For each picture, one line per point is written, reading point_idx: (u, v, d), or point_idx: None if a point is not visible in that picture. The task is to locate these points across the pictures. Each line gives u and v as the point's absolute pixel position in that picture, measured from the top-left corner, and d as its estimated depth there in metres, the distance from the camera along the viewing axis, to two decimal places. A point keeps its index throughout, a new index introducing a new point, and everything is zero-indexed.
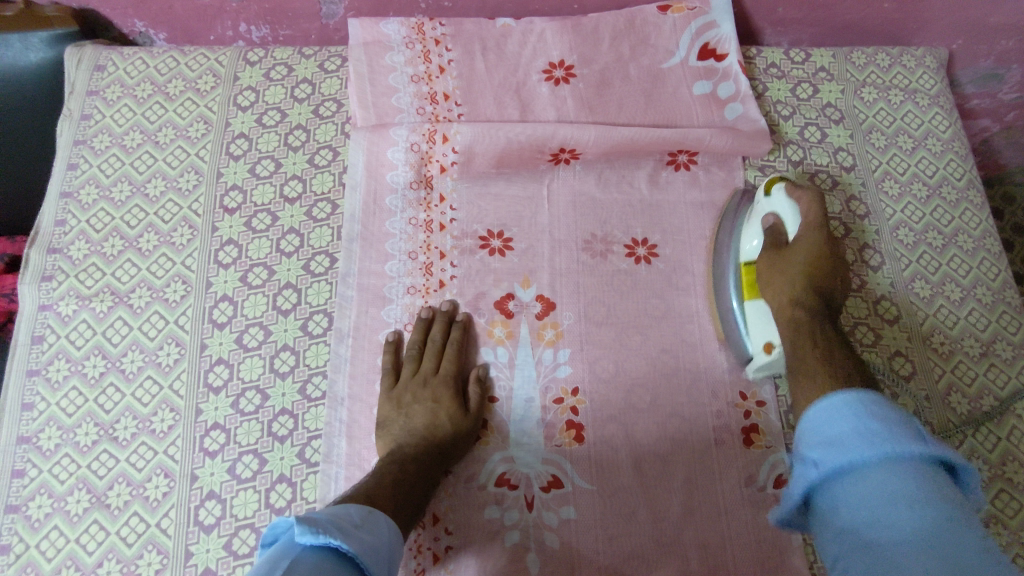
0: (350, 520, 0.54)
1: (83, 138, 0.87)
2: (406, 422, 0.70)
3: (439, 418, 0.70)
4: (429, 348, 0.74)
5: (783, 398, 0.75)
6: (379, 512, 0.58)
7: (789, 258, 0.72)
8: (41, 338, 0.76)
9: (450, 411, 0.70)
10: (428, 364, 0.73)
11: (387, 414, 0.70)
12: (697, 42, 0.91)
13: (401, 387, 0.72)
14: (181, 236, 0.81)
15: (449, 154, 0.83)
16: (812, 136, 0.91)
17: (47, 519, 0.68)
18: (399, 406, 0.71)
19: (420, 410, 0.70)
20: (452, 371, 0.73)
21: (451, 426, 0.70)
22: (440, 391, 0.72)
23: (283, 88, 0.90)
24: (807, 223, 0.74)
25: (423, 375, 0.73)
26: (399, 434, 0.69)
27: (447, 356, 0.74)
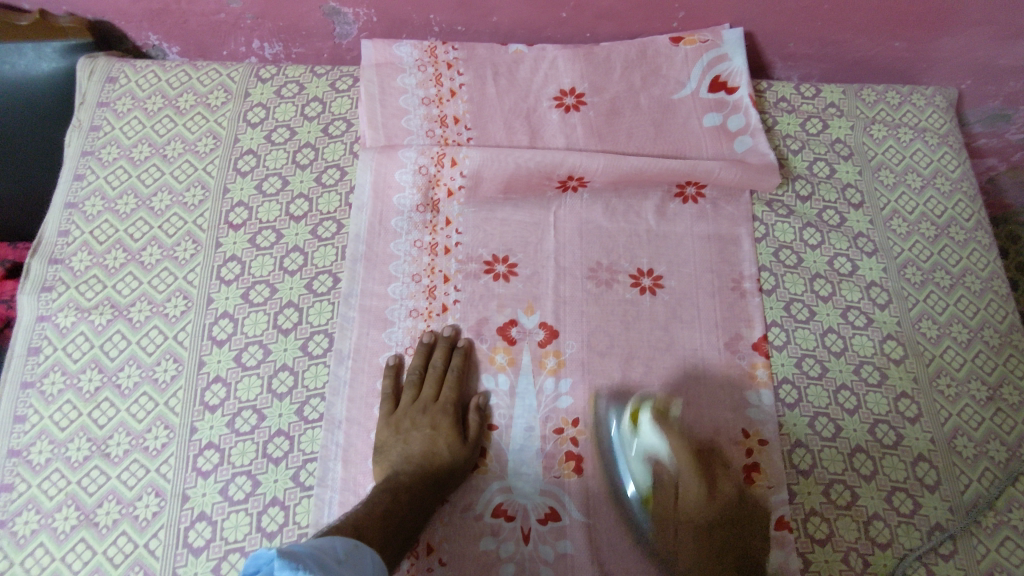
0: (333, 555, 0.53)
1: (91, 148, 0.87)
2: (404, 449, 0.69)
3: (437, 445, 0.69)
4: (430, 374, 0.73)
5: (785, 438, 0.75)
6: (365, 546, 0.58)
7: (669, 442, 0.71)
8: (38, 350, 0.75)
9: (449, 438, 0.69)
10: (428, 390, 0.73)
11: (385, 439, 0.70)
12: (708, 74, 0.92)
13: (401, 413, 0.71)
14: (184, 251, 0.80)
15: (457, 177, 0.82)
16: (820, 171, 0.91)
17: (33, 536, 0.67)
18: (397, 432, 0.70)
19: (419, 437, 0.69)
20: (452, 399, 0.72)
21: (448, 454, 0.69)
22: (439, 418, 0.71)
23: (294, 106, 0.90)
24: (683, 456, 0.71)
25: (423, 401, 0.72)
26: (396, 461, 0.68)
27: (448, 383, 0.73)
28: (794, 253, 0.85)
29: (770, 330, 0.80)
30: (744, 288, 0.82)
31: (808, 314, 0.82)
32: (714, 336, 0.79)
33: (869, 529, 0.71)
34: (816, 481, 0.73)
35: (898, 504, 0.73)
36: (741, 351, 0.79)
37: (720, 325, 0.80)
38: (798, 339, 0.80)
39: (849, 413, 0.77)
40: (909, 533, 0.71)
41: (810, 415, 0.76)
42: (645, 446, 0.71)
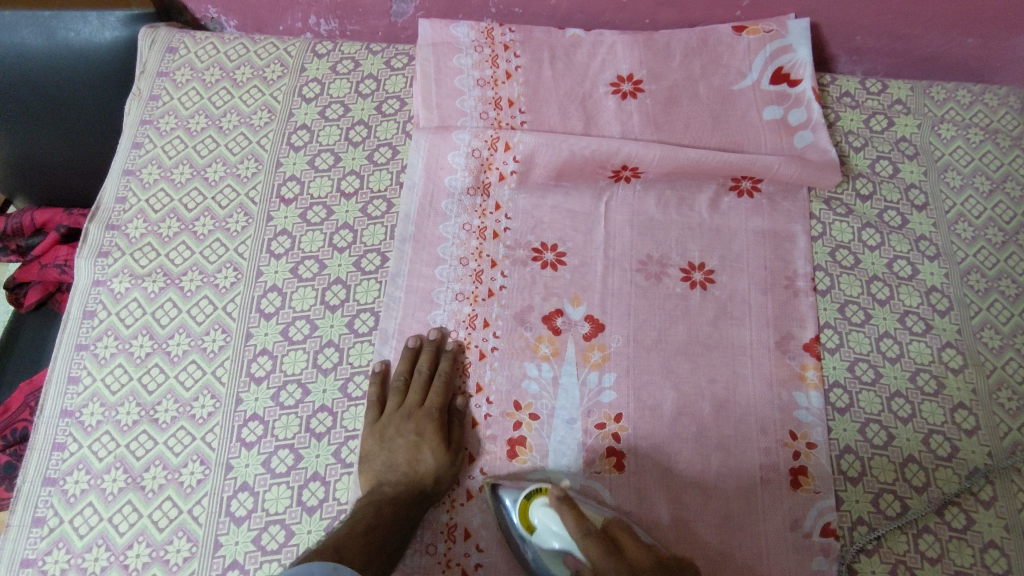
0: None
1: (149, 118, 0.88)
2: (388, 457, 0.68)
3: (422, 453, 0.68)
4: (415, 380, 0.72)
5: (834, 442, 0.73)
6: (345, 567, 0.56)
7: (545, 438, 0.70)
8: (92, 314, 0.76)
9: (434, 446, 0.68)
10: (413, 397, 0.71)
11: (370, 448, 0.68)
12: (770, 65, 0.89)
13: (385, 420, 0.70)
14: (236, 223, 0.81)
15: (510, 162, 0.82)
16: (883, 170, 0.88)
17: (83, 495, 0.68)
18: (382, 439, 0.69)
19: (403, 445, 0.68)
20: (437, 405, 0.71)
21: (434, 461, 0.68)
22: (424, 424, 0.69)
23: (348, 82, 0.90)
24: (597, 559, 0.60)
25: (408, 408, 0.71)
26: (380, 470, 0.67)
27: (434, 389, 0.71)
28: (851, 254, 0.83)
29: (823, 332, 0.78)
30: (798, 287, 0.80)
31: (863, 317, 0.79)
32: (765, 335, 0.77)
33: (918, 542, 0.69)
34: (865, 489, 0.71)
35: (950, 519, 0.70)
36: (792, 350, 0.77)
37: (771, 323, 0.78)
38: (852, 342, 0.78)
39: (901, 421, 0.74)
40: (960, 549, 0.69)
41: (861, 421, 0.74)
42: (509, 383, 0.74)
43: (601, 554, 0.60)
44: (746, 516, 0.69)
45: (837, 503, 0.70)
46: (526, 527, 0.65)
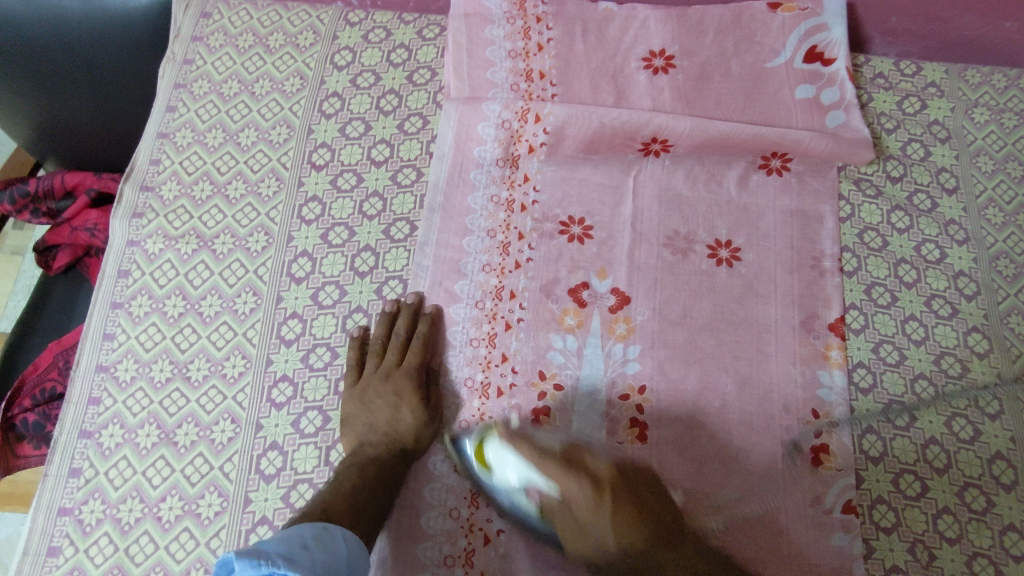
0: (300, 543, 0.54)
1: (183, 81, 0.89)
2: (369, 418, 0.69)
3: (401, 412, 0.69)
4: (393, 343, 0.72)
5: (857, 422, 0.73)
6: (333, 526, 0.58)
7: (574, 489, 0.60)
8: (127, 273, 0.78)
9: (412, 406, 0.69)
10: (391, 358, 0.72)
11: (351, 410, 0.69)
12: (805, 44, 0.88)
13: (364, 382, 0.71)
14: (267, 187, 0.82)
15: (539, 134, 0.82)
16: (915, 153, 0.87)
17: (117, 448, 0.70)
18: (362, 401, 0.69)
19: (382, 406, 0.69)
20: (415, 365, 0.71)
21: (413, 420, 0.69)
22: (402, 384, 0.70)
23: (380, 51, 0.90)
24: (564, 483, 0.60)
25: (386, 369, 0.71)
26: (362, 431, 0.68)
27: (411, 350, 0.72)
28: (879, 235, 0.82)
29: (848, 313, 0.78)
30: (825, 267, 0.80)
31: (889, 299, 0.79)
32: (790, 313, 0.77)
33: (938, 522, 0.69)
34: (886, 469, 0.72)
35: (970, 500, 0.70)
36: (816, 330, 0.77)
37: (797, 302, 0.78)
38: (878, 323, 0.78)
39: (924, 403, 0.74)
40: (979, 531, 0.69)
41: (884, 402, 0.74)
42: (508, 477, 0.64)
43: (569, 484, 0.59)
44: (767, 491, 0.70)
45: (858, 481, 0.71)
46: (485, 470, 0.66)
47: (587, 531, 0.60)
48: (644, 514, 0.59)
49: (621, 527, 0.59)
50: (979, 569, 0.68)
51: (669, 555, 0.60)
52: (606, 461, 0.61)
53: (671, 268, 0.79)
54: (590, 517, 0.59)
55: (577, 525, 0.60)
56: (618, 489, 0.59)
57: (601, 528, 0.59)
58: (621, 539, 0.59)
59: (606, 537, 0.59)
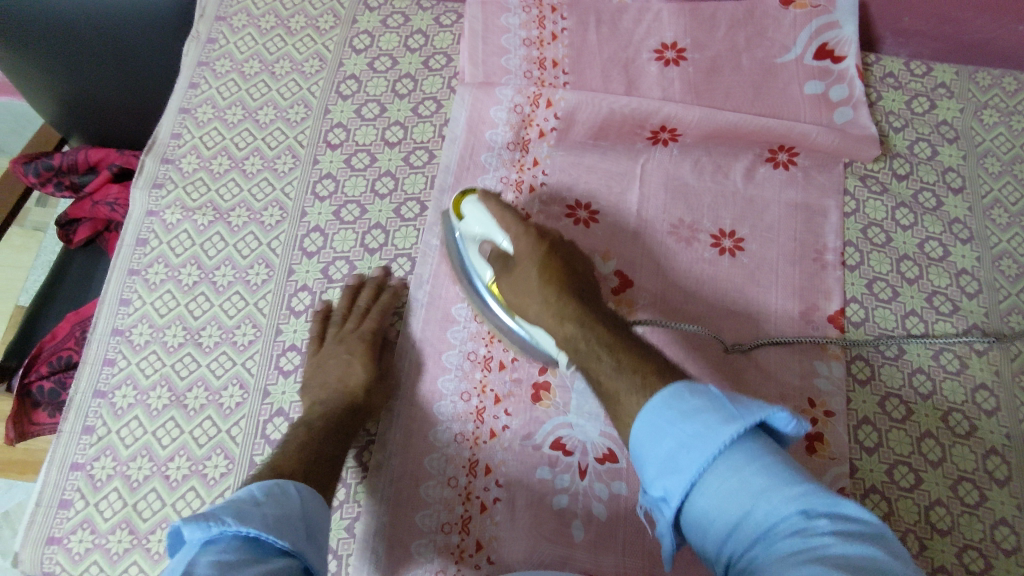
0: (251, 500, 0.51)
1: (205, 60, 0.91)
2: (323, 377, 0.70)
3: (353, 368, 0.70)
4: (353, 312, 0.75)
5: (853, 412, 0.74)
6: (286, 482, 0.55)
7: (517, 274, 0.64)
8: (145, 241, 0.80)
9: (366, 363, 0.71)
10: (350, 325, 0.74)
11: (308, 374, 0.71)
12: (815, 41, 0.89)
13: (322, 348, 0.72)
14: (284, 164, 0.84)
15: (550, 119, 0.84)
16: (922, 152, 0.88)
17: (129, 409, 0.72)
18: (318, 365, 0.71)
19: (335, 365, 0.70)
20: (370, 329, 0.73)
21: (365, 375, 0.70)
22: (354, 344, 0.72)
23: (398, 36, 0.92)
24: (514, 232, 0.66)
25: (342, 333, 0.73)
26: (315, 390, 0.69)
27: (370, 315, 0.74)
28: (883, 231, 0.83)
29: (849, 306, 0.79)
30: (827, 260, 0.81)
31: (891, 294, 0.80)
32: (790, 304, 0.78)
33: (929, 514, 0.70)
34: (880, 460, 0.72)
35: (963, 494, 0.71)
36: (816, 321, 0.78)
37: (798, 293, 0.79)
38: (878, 317, 0.79)
39: (921, 397, 0.75)
40: (971, 523, 0.70)
41: (880, 394, 0.75)
42: (475, 233, 0.70)
43: (516, 230, 0.66)
44: None
45: (852, 469, 0.71)
46: (458, 217, 0.72)
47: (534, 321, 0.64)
48: (569, 277, 0.62)
49: (551, 303, 0.60)
50: (969, 562, 0.68)
51: (584, 308, 0.59)
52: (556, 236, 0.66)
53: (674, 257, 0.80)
54: (526, 260, 0.64)
55: (519, 270, 0.64)
56: (557, 250, 0.65)
57: (530, 276, 0.63)
58: (546, 293, 0.61)
59: (534, 291, 0.62)
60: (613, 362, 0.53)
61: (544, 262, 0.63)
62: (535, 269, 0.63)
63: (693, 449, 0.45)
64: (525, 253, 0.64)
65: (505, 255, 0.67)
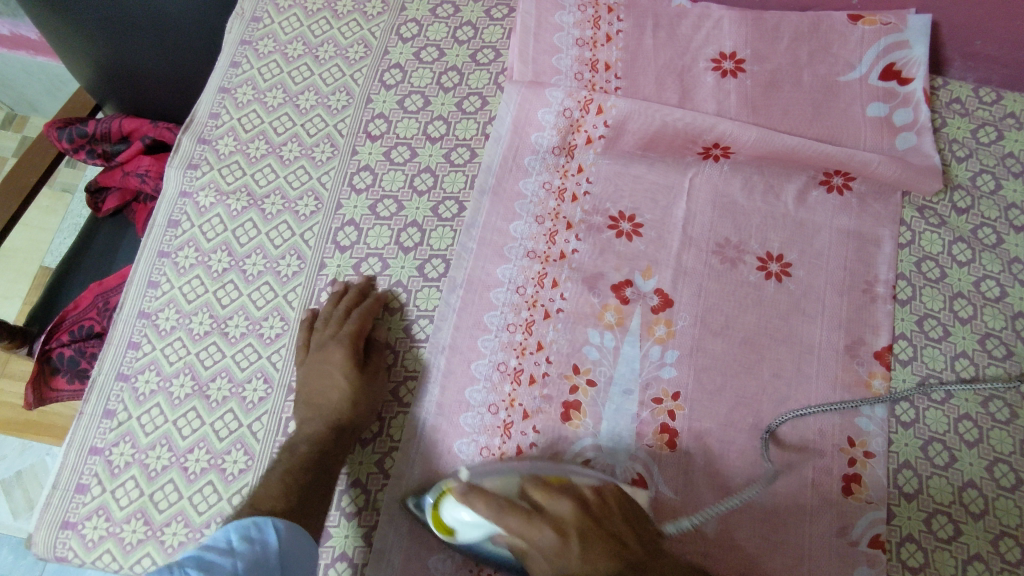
0: (222, 548, 0.52)
1: (248, 39, 0.89)
2: (308, 391, 0.68)
3: (335, 382, 0.67)
4: (334, 316, 0.72)
5: (893, 455, 0.71)
6: (269, 519, 0.56)
7: (546, 545, 0.57)
8: (177, 223, 0.79)
9: (345, 372, 0.68)
10: (330, 329, 0.71)
11: (301, 385, 0.69)
12: (883, 60, 0.85)
13: (309, 357, 0.70)
14: (322, 152, 0.82)
15: (600, 127, 0.80)
16: (985, 185, 0.84)
17: (151, 395, 0.71)
18: (307, 375, 0.69)
19: (320, 379, 0.68)
20: (350, 333, 0.70)
21: (346, 388, 0.67)
22: (335, 353, 0.69)
23: (446, 27, 0.89)
24: (532, 534, 0.57)
25: (324, 340, 0.70)
26: (303, 406, 0.68)
27: (350, 319, 0.71)
28: (938, 266, 0.79)
29: (896, 342, 0.76)
30: (877, 292, 0.77)
31: (941, 333, 0.77)
32: (835, 336, 0.75)
33: (967, 569, 0.67)
34: (918, 507, 0.69)
35: (1004, 550, 0.67)
36: (861, 356, 0.74)
37: (845, 325, 0.76)
38: (926, 357, 0.75)
39: (966, 445, 0.72)
40: None
41: (924, 438, 0.72)
42: (456, 530, 0.61)
43: (529, 531, 0.57)
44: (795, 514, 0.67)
45: (889, 515, 0.68)
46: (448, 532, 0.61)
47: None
48: (599, 534, 0.58)
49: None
50: None
51: (615, 555, 0.58)
52: (568, 504, 0.59)
53: (717, 278, 0.77)
54: (558, 564, 0.57)
55: (532, 556, 0.58)
56: (578, 531, 0.58)
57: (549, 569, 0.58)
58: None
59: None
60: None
61: (564, 530, 0.58)
62: (568, 574, 0.57)
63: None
64: (541, 547, 0.57)
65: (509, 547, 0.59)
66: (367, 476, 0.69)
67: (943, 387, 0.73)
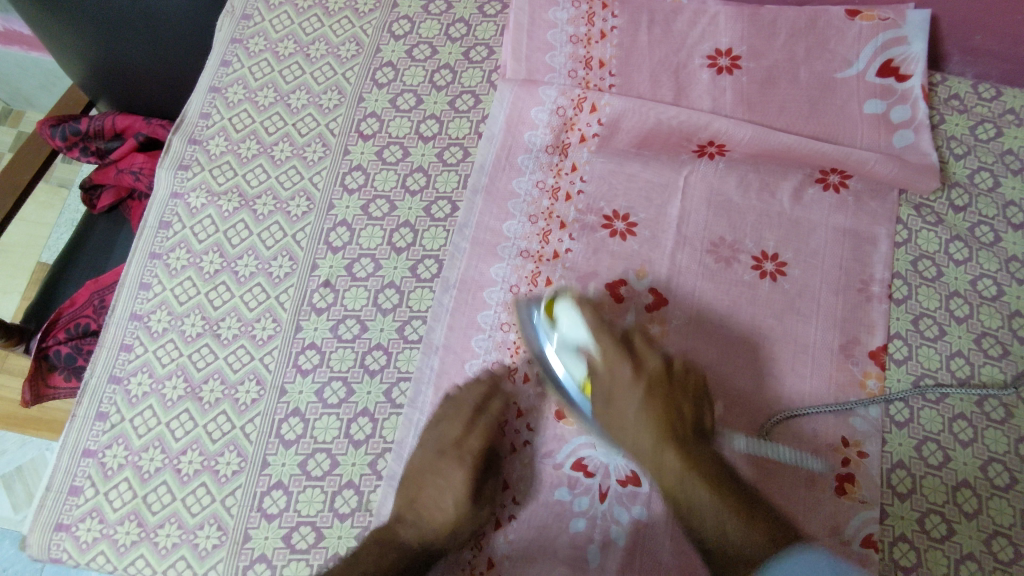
0: None
1: (239, 37, 0.88)
2: (420, 496, 0.65)
3: (446, 502, 0.64)
4: (460, 413, 0.67)
5: (887, 455, 0.71)
6: None
7: (621, 381, 0.62)
8: (168, 224, 0.78)
9: (459, 497, 0.64)
10: (455, 432, 0.66)
11: (410, 483, 0.65)
12: (880, 56, 0.84)
13: (423, 454, 0.66)
14: (314, 152, 0.81)
15: (593, 124, 0.80)
16: (982, 182, 0.83)
17: (144, 397, 0.71)
18: (416, 476, 0.65)
19: (433, 490, 0.64)
20: (472, 446, 0.66)
21: (454, 512, 0.63)
22: (455, 469, 0.65)
23: (439, 24, 0.88)
24: (614, 356, 0.62)
25: (444, 445, 0.66)
26: (410, 508, 0.64)
27: (474, 428, 0.66)
28: (934, 265, 0.79)
29: (892, 342, 0.75)
30: (872, 292, 0.77)
31: (937, 332, 0.76)
32: (830, 336, 0.75)
33: (959, 568, 0.67)
34: (911, 507, 0.69)
35: (996, 550, 0.67)
36: (855, 356, 0.74)
37: (840, 324, 0.75)
38: (921, 357, 0.75)
39: (960, 444, 0.71)
40: None
41: (918, 438, 0.72)
42: (565, 338, 0.64)
43: (614, 353, 0.62)
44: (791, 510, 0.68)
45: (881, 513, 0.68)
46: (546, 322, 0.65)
47: (627, 414, 0.61)
48: (677, 415, 0.60)
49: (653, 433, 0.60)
50: None
51: (695, 448, 0.58)
52: (661, 362, 0.63)
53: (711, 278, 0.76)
54: (625, 392, 0.62)
55: (616, 405, 0.62)
56: (666, 377, 0.62)
57: (626, 416, 0.61)
58: (642, 444, 0.60)
59: (635, 420, 0.61)
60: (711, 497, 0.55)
61: (652, 379, 0.62)
62: (635, 408, 0.61)
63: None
64: (630, 386, 0.62)
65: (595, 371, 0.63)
66: (361, 477, 0.67)
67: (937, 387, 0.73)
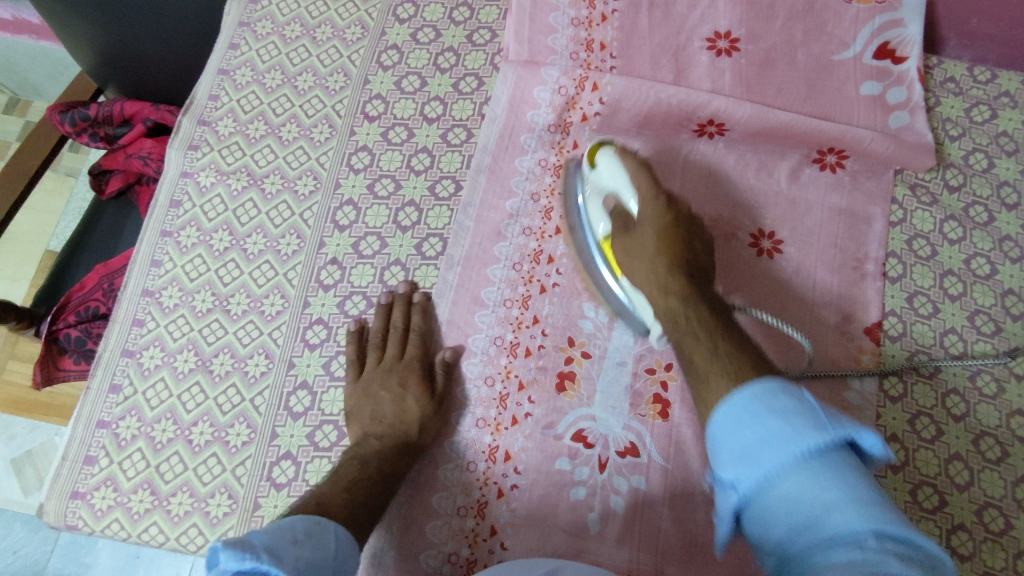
0: (289, 536, 0.49)
1: (246, 21, 0.90)
2: (374, 409, 0.67)
3: (406, 403, 0.67)
4: (392, 334, 0.72)
5: (881, 429, 0.73)
6: (327, 519, 0.54)
7: (638, 244, 0.64)
8: (178, 204, 0.80)
9: (417, 396, 0.67)
10: (392, 351, 0.71)
11: (355, 403, 0.68)
12: (877, 38, 0.85)
13: (366, 377, 0.70)
14: (320, 133, 0.83)
15: (595, 104, 0.81)
16: (977, 164, 0.85)
17: (156, 370, 0.73)
18: (366, 393, 0.69)
19: (386, 399, 0.67)
20: (414, 355, 0.70)
21: (420, 410, 0.67)
22: (405, 374, 0.69)
23: (443, 7, 0.90)
24: (644, 191, 0.65)
25: (386, 362, 0.70)
26: (367, 423, 0.67)
27: (409, 339, 0.71)
28: (929, 244, 0.80)
29: (887, 319, 0.77)
30: (867, 269, 0.78)
31: (931, 310, 0.78)
32: (826, 312, 0.76)
33: (951, 538, 0.68)
34: (905, 479, 0.71)
35: (987, 520, 0.69)
36: (851, 332, 0.76)
37: (836, 301, 0.77)
38: (915, 333, 0.77)
39: (953, 418, 0.73)
40: (993, 551, 0.68)
41: (912, 412, 0.73)
42: (605, 186, 0.69)
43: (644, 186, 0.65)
44: None
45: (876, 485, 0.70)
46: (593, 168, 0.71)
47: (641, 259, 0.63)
48: (685, 248, 0.62)
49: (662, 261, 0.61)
50: None
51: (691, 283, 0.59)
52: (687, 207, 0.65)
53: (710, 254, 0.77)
54: (649, 222, 0.64)
55: (638, 236, 0.65)
56: (681, 218, 0.64)
57: (644, 245, 0.63)
58: (659, 264, 0.61)
59: (649, 251, 0.63)
60: (714, 349, 0.53)
61: (666, 240, 0.62)
62: (654, 236, 0.63)
63: (768, 447, 0.42)
64: (653, 217, 0.64)
65: (627, 219, 0.67)
66: None
67: (932, 363, 0.74)
